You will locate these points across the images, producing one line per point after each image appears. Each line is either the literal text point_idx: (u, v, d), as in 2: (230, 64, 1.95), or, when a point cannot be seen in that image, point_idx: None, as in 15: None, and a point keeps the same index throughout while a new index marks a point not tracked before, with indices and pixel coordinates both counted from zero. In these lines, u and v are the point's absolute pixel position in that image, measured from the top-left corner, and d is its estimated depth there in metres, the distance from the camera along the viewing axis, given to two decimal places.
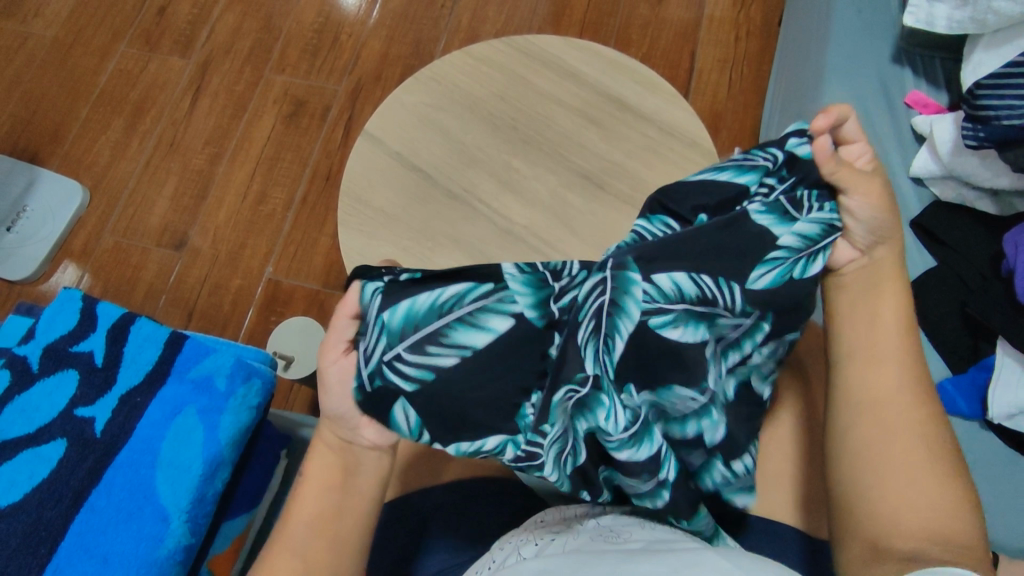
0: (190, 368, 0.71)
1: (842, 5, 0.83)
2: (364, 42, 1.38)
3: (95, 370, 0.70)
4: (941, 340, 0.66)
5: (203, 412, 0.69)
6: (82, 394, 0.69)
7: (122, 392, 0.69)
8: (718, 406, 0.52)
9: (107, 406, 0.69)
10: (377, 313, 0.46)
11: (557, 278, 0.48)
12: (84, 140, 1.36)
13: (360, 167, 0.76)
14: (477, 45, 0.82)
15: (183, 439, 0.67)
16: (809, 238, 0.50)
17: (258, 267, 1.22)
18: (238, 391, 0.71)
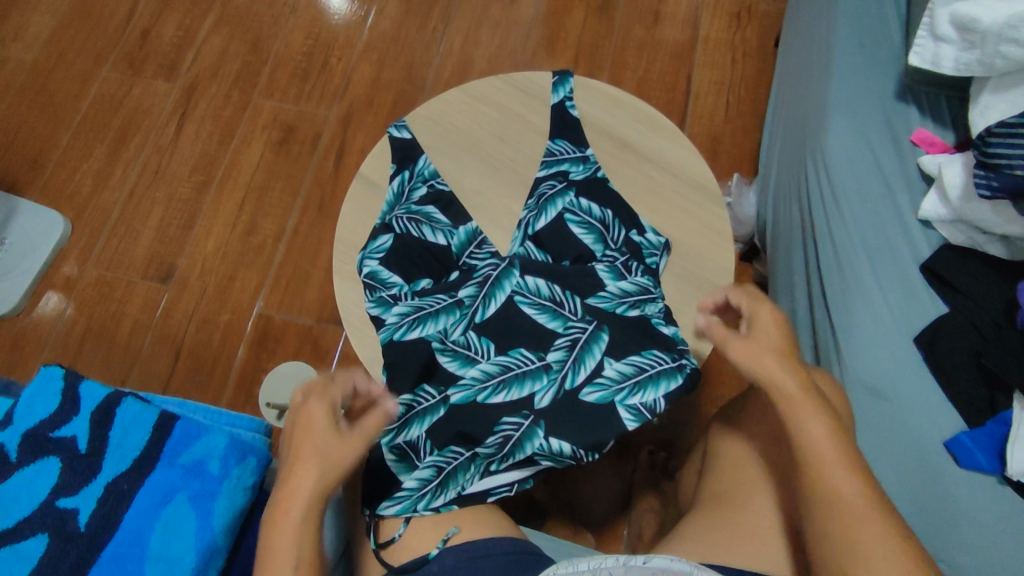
0: (180, 451, 0.54)
1: (844, 39, 0.82)
2: (355, 66, 1.36)
3: (79, 459, 0.52)
4: (955, 391, 0.64)
5: (194, 499, 0.53)
6: (61, 483, 0.52)
7: (108, 481, 0.52)
8: (505, 284, 0.70)
9: (91, 495, 0.52)
10: (383, 243, 0.71)
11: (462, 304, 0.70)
12: (65, 168, 1.32)
13: (356, 211, 0.74)
14: (475, 82, 0.79)
15: (174, 531, 0.52)
16: (625, 292, 0.69)
17: (248, 300, 1.19)
18: (233, 472, 0.54)
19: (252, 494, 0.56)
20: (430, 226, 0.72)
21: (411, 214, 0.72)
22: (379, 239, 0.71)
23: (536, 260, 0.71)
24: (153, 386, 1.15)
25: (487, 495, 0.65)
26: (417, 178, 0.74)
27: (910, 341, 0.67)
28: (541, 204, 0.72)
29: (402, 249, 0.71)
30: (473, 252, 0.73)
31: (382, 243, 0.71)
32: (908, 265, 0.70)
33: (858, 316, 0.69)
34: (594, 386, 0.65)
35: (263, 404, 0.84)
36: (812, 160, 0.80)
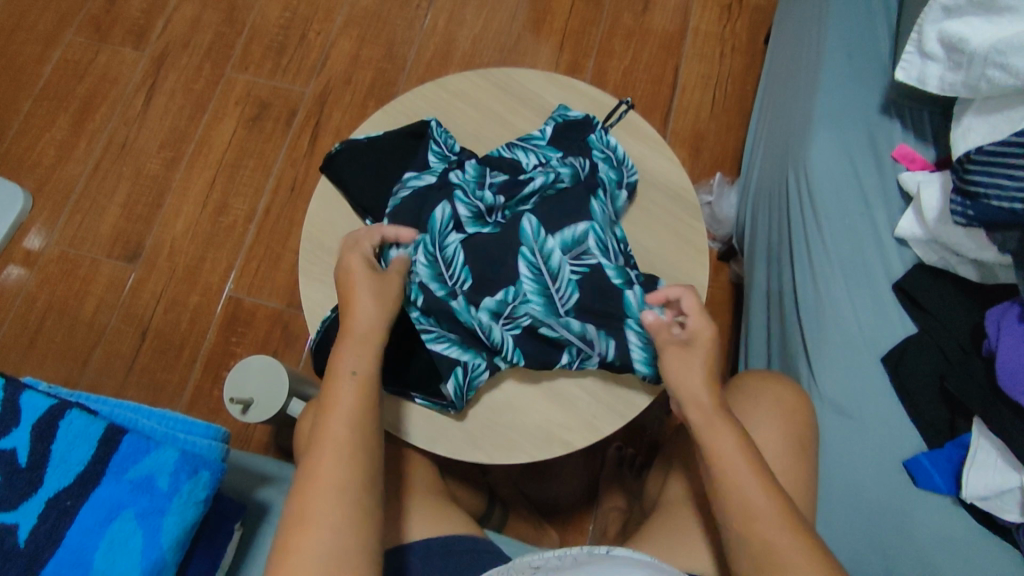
0: (127, 466, 0.53)
1: (832, 47, 0.81)
2: (334, 41, 1.31)
3: (19, 473, 0.50)
4: (918, 413, 0.64)
5: (142, 516, 0.52)
6: (0, 498, 0.49)
7: (49, 496, 0.50)
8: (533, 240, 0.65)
9: (32, 509, 0.50)
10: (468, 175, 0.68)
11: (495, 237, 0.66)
12: (25, 138, 1.26)
13: (323, 209, 0.72)
14: (453, 77, 0.76)
15: (120, 550, 0.51)
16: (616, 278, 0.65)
17: (217, 283, 1.16)
18: (184, 489, 0.53)
19: (204, 507, 0.55)
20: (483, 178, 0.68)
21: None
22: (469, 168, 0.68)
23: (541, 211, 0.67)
24: (117, 368, 1.12)
25: (500, 460, 0.64)
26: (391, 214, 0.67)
27: (877, 360, 0.67)
28: (548, 167, 0.68)
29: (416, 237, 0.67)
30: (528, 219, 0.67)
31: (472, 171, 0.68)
32: (881, 284, 0.70)
33: (829, 333, 0.69)
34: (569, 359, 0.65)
35: (227, 398, 0.82)
36: (793, 170, 0.79)
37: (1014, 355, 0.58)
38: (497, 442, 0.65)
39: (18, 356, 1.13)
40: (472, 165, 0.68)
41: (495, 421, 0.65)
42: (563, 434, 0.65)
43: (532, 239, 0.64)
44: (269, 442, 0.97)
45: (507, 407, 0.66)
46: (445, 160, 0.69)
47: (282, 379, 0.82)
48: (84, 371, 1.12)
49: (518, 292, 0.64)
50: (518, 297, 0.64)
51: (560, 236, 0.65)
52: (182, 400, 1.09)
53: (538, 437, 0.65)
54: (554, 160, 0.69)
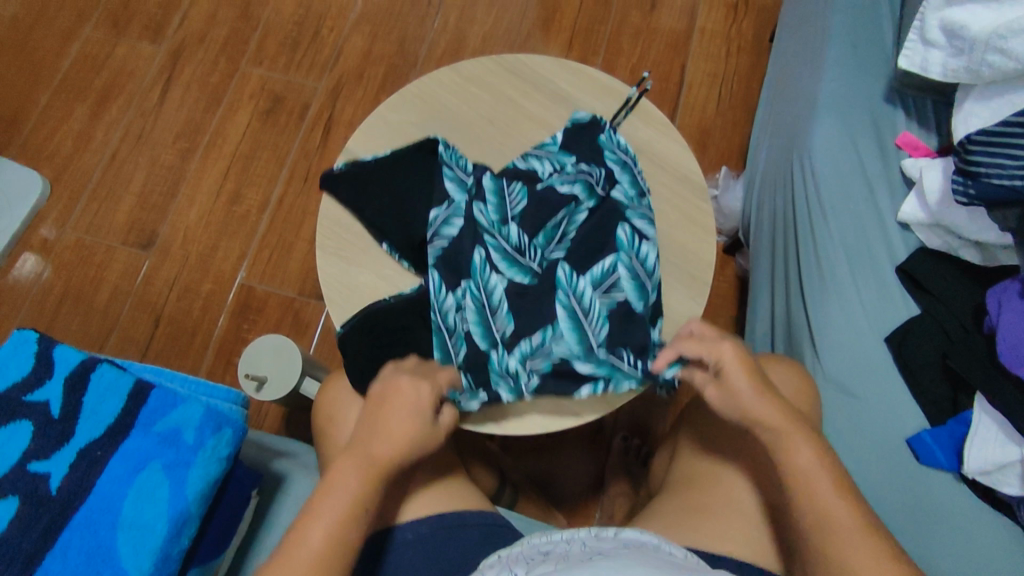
0: (156, 420, 0.55)
1: (837, 39, 0.83)
2: (347, 37, 1.34)
3: (51, 424, 0.52)
4: (921, 391, 0.65)
5: (169, 468, 0.53)
6: (33, 448, 0.51)
7: (82, 445, 0.52)
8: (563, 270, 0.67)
9: (64, 459, 0.51)
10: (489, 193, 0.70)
11: (522, 253, 0.68)
12: (44, 128, 1.29)
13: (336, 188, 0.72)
14: (466, 63, 0.78)
15: (149, 500, 0.52)
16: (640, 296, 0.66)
17: (230, 271, 1.18)
18: (209, 444, 0.55)
19: (227, 463, 0.57)
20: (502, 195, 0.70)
21: (396, 251, 0.71)
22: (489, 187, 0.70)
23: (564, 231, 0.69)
24: (131, 353, 1.14)
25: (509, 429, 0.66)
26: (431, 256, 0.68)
27: (881, 340, 0.69)
28: (565, 175, 0.70)
29: (453, 271, 0.68)
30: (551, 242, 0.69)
31: (490, 188, 0.70)
32: (885, 266, 0.71)
33: (833, 314, 0.71)
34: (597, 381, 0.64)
35: (242, 375, 0.83)
36: (798, 158, 0.80)
37: (1016, 331, 0.59)
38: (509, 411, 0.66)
39: None
40: (490, 182, 0.70)
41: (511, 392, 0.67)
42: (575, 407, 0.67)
43: (567, 285, 0.67)
44: (281, 425, 0.99)
45: None
46: (463, 186, 0.71)
47: (296, 358, 0.84)
48: (98, 355, 1.14)
49: (554, 331, 0.65)
50: (553, 337, 0.65)
51: (590, 274, 0.67)
52: None
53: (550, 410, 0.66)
54: (570, 166, 0.71)
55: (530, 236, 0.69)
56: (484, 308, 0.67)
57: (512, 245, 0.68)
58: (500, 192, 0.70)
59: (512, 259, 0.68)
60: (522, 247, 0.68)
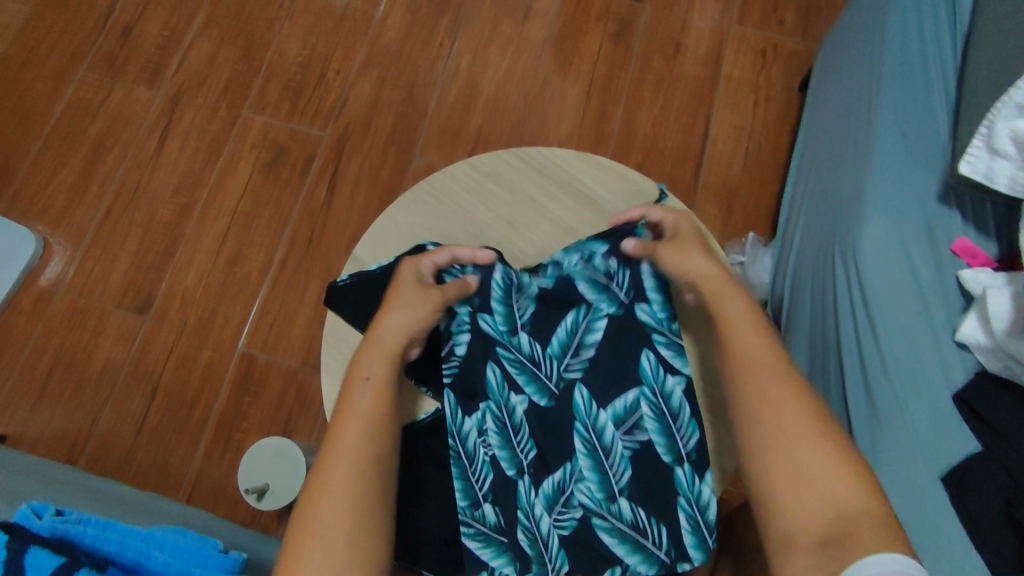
0: None
1: (885, 126, 0.77)
2: (354, 83, 1.27)
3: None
4: (985, 541, 0.60)
5: None
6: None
7: None
8: (582, 391, 0.63)
9: None
10: (500, 300, 0.65)
11: (540, 367, 0.65)
12: (36, 180, 1.23)
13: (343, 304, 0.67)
14: (485, 157, 0.72)
15: None
16: (669, 430, 0.61)
17: (230, 338, 1.12)
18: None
19: None
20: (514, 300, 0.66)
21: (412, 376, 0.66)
22: (498, 288, 0.65)
23: (583, 345, 0.65)
24: (127, 426, 1.09)
25: None
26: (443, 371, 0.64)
27: (938, 479, 0.63)
28: (592, 269, 0.66)
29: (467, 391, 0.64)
30: (570, 360, 0.65)
31: (498, 291, 0.65)
32: (941, 393, 0.65)
33: (884, 445, 0.65)
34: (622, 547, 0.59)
35: (241, 488, 0.78)
36: (841, 258, 0.74)
37: None
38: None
39: (24, 411, 1.10)
40: (500, 275, 0.65)
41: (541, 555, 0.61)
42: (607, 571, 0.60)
43: (586, 415, 0.62)
44: None
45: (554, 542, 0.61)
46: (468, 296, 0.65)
47: (301, 465, 0.79)
48: (92, 428, 1.08)
49: (574, 470, 0.61)
50: (574, 475, 0.61)
51: (612, 408, 0.62)
52: (193, 462, 1.05)
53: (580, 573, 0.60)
54: (598, 258, 0.66)
55: (543, 345, 0.65)
56: (507, 427, 0.63)
57: (530, 358, 0.65)
58: (508, 289, 0.65)
59: (529, 376, 0.64)
60: (537, 358, 0.65)
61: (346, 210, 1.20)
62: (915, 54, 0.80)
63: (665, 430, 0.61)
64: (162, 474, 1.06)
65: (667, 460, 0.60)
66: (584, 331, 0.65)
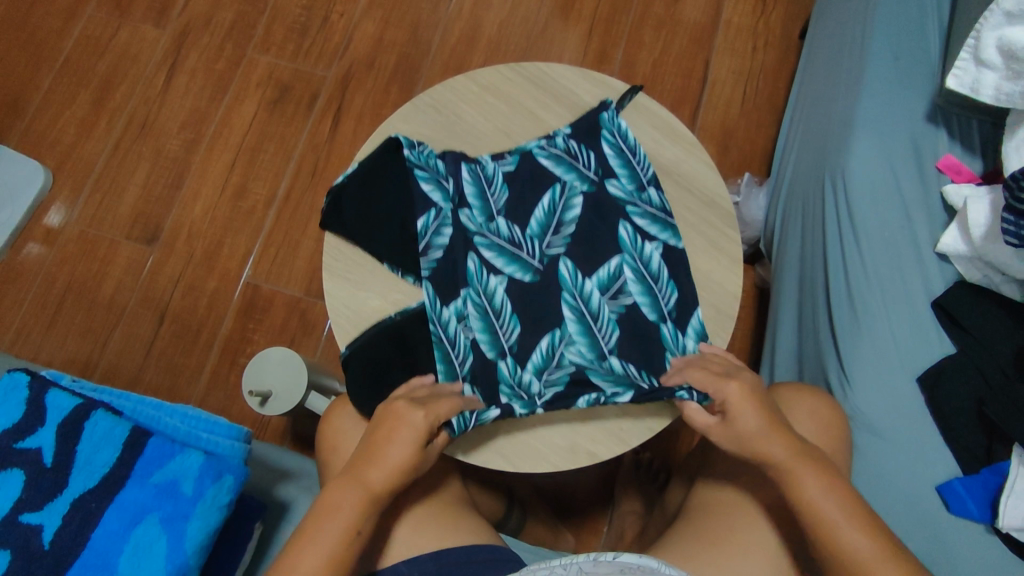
0: (152, 473, 0.55)
1: (878, 50, 0.78)
2: (357, 24, 1.28)
3: (43, 472, 0.53)
4: (953, 436, 0.63)
5: (166, 522, 0.54)
6: (24, 498, 0.52)
7: (75, 497, 0.53)
8: (567, 268, 0.67)
9: (57, 511, 0.53)
10: (476, 188, 0.69)
11: (523, 247, 0.68)
12: (46, 114, 1.25)
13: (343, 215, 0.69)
14: (483, 71, 0.74)
15: (144, 554, 0.53)
16: (646, 291, 0.65)
17: (235, 268, 1.15)
18: (208, 493, 0.55)
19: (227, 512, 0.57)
20: (489, 185, 0.69)
21: (399, 267, 0.67)
22: (470, 179, 0.69)
23: (564, 220, 0.68)
24: (136, 351, 1.12)
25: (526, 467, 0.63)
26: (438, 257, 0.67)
27: (912, 380, 0.66)
28: (555, 155, 0.70)
29: (451, 282, 0.66)
30: (552, 238, 0.68)
31: (471, 181, 0.69)
32: (920, 299, 0.68)
33: (863, 349, 0.67)
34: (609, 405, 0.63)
35: (246, 391, 0.81)
36: (830, 177, 0.76)
37: None
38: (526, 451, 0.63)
39: (37, 336, 1.13)
40: (468, 173, 0.69)
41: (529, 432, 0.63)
42: (590, 446, 0.63)
43: (572, 285, 0.66)
44: None
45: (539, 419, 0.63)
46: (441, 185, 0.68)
47: (302, 371, 0.82)
48: (104, 352, 1.12)
49: (563, 335, 0.65)
50: (564, 338, 0.65)
51: (596, 277, 0.66)
52: (201, 384, 1.09)
53: (565, 447, 0.63)
54: (561, 138, 0.70)
55: (521, 228, 0.68)
56: (489, 310, 0.66)
57: (511, 242, 0.68)
58: (479, 181, 0.69)
59: (512, 253, 0.67)
60: (516, 240, 0.68)
61: (349, 148, 1.21)
62: None
63: (643, 294, 0.66)
64: (170, 395, 1.10)
65: (653, 318, 0.65)
66: (564, 208, 0.68)
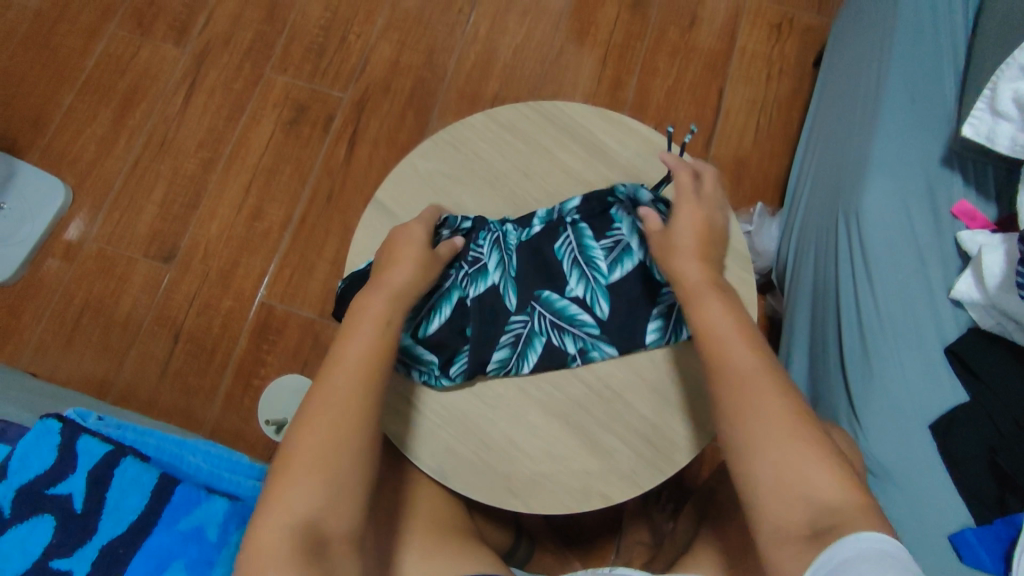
0: (179, 519, 0.64)
1: (894, 92, 0.78)
2: (373, 46, 1.30)
3: (74, 517, 0.62)
4: (967, 486, 0.63)
5: (190, 567, 0.62)
6: (55, 543, 0.61)
7: (104, 543, 0.61)
8: (582, 328, 0.65)
9: (85, 557, 0.61)
10: (490, 247, 0.68)
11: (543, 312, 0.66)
12: (67, 131, 1.27)
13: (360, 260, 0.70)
14: (502, 109, 0.75)
15: None
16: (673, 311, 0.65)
17: (251, 289, 1.16)
18: (230, 539, 0.65)
19: None
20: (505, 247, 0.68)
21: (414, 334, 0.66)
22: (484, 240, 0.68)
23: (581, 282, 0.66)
24: (152, 369, 1.14)
25: (534, 505, 0.63)
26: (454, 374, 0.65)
27: (925, 426, 0.66)
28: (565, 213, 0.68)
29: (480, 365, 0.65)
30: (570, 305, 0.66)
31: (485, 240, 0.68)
32: (933, 345, 0.68)
33: (875, 393, 0.68)
34: (624, 442, 0.64)
35: (262, 420, 0.82)
36: (844, 217, 0.76)
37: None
38: (537, 490, 0.63)
39: (55, 353, 1.15)
40: (485, 239, 0.68)
41: (540, 470, 0.64)
42: (602, 487, 0.63)
43: (567, 319, 0.65)
44: None
45: (551, 458, 0.64)
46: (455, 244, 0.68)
47: None
48: (119, 370, 1.14)
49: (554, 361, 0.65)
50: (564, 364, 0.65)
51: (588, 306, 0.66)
52: (214, 405, 1.10)
53: (575, 486, 0.63)
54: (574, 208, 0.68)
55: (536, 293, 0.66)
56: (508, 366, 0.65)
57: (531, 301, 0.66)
58: (496, 246, 0.68)
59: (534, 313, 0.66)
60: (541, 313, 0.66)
61: (364, 170, 1.23)
62: (927, 21, 0.81)
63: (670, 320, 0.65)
64: (184, 414, 1.11)
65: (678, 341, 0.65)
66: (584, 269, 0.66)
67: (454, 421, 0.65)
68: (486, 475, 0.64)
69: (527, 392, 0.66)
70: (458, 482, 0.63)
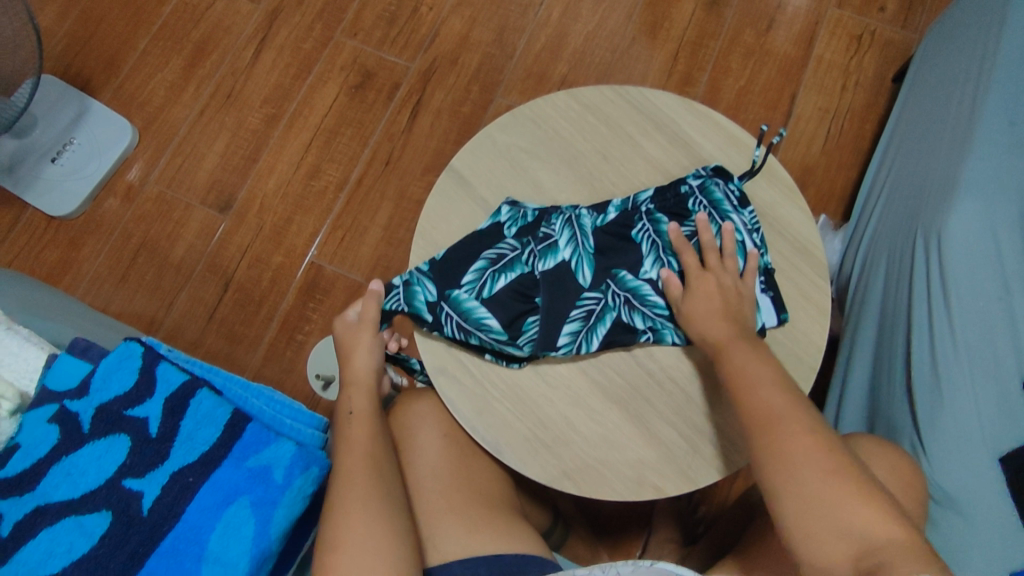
0: (248, 456, 0.65)
1: (992, 111, 0.75)
2: (444, 19, 1.29)
3: (147, 441, 0.64)
4: None
5: (256, 505, 0.63)
6: (128, 464, 0.63)
7: (174, 470, 0.63)
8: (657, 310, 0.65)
9: (156, 481, 0.63)
10: (562, 233, 0.67)
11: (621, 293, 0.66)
12: (139, 74, 1.29)
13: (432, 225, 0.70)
14: (587, 90, 0.74)
15: (233, 532, 0.62)
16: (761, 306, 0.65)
17: (302, 246, 1.17)
18: (296, 482, 0.65)
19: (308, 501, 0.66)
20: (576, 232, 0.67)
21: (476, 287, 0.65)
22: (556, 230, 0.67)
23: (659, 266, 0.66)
24: (199, 314, 1.15)
25: (585, 489, 0.62)
26: (521, 342, 0.64)
27: (995, 458, 0.64)
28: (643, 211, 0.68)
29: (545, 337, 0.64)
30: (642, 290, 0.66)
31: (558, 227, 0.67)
32: (1011, 376, 0.66)
33: (945, 418, 0.66)
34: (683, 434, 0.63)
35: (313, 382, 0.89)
36: (924, 234, 0.74)
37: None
38: (590, 474, 0.63)
39: (108, 289, 1.17)
40: (562, 227, 0.67)
41: (595, 454, 0.63)
42: (657, 479, 0.62)
43: (641, 301, 0.65)
44: None
45: (606, 443, 0.63)
46: (520, 218, 0.68)
47: None
48: (168, 312, 1.15)
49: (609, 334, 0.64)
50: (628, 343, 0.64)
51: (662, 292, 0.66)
52: (256, 356, 1.12)
53: (629, 474, 0.62)
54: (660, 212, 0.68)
55: (614, 278, 0.66)
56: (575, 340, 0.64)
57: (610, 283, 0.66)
58: (572, 231, 0.67)
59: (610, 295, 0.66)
60: (617, 293, 0.66)
61: (424, 141, 1.22)
62: None
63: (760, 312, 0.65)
64: (227, 361, 1.12)
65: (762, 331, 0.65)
66: (662, 255, 0.67)
67: (512, 394, 0.65)
68: (542, 452, 0.63)
69: (590, 376, 0.65)
70: (512, 455, 0.63)
